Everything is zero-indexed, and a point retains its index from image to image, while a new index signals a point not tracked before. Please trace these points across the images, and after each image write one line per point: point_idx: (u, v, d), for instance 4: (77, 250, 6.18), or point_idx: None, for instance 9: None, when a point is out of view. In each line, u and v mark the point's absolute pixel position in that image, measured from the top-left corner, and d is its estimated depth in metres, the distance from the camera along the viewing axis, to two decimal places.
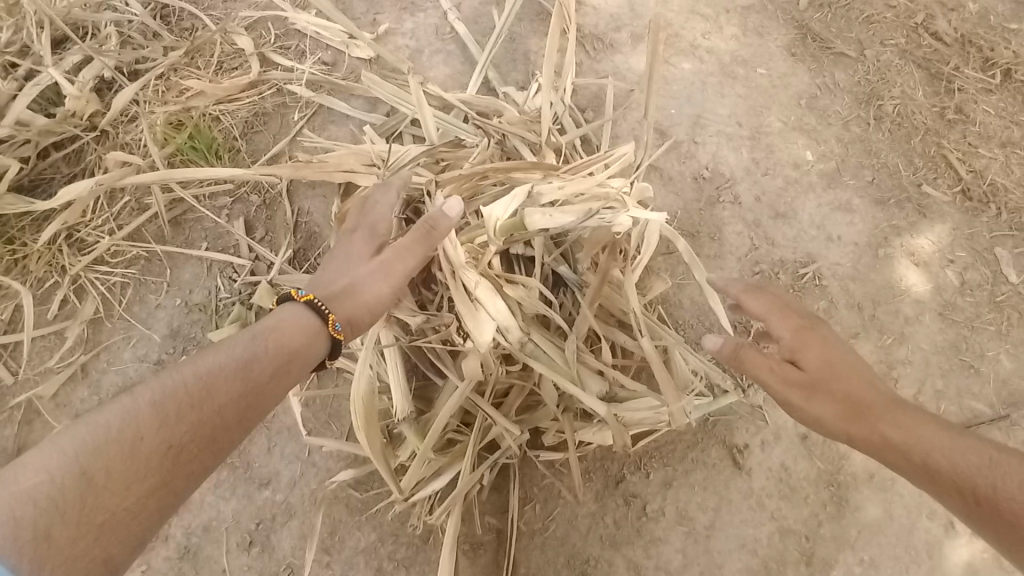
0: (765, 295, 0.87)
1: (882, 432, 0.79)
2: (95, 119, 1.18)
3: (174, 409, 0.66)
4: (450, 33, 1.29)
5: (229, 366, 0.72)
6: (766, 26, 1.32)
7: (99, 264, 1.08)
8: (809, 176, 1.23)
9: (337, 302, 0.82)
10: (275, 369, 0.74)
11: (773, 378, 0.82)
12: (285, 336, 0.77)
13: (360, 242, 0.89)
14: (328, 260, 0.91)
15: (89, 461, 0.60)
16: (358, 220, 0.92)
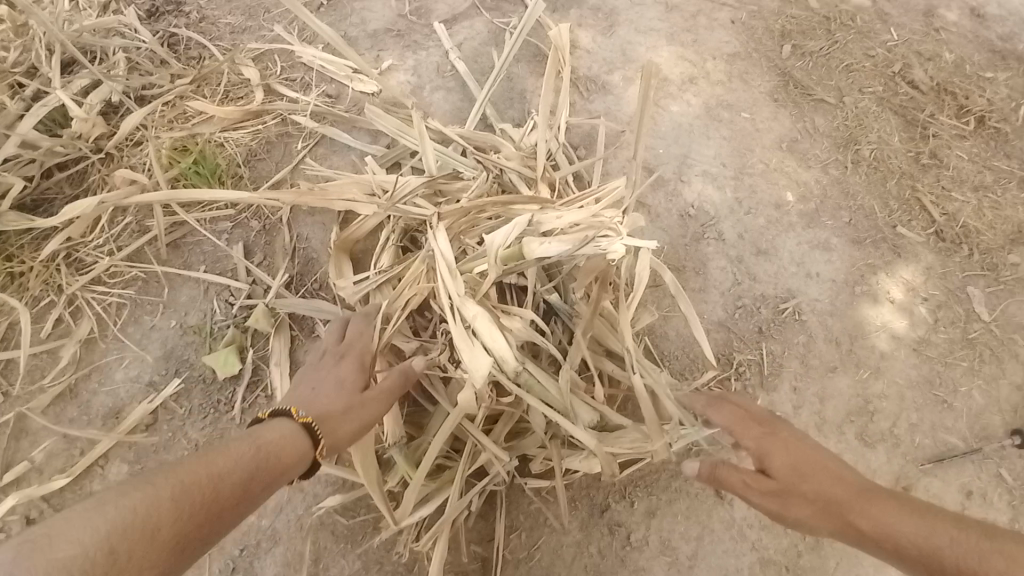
0: (730, 408, 0.95)
1: (853, 522, 0.80)
2: (100, 141, 1.22)
3: (181, 500, 0.63)
4: (450, 71, 1.35)
5: (227, 462, 0.71)
6: (750, 73, 1.41)
7: (96, 284, 1.09)
8: (789, 216, 1.29)
9: (331, 422, 0.84)
10: (268, 472, 0.74)
11: (749, 490, 0.87)
12: (274, 441, 0.78)
13: (335, 367, 0.93)
14: (309, 380, 0.92)
15: (117, 540, 0.56)
16: (345, 344, 0.96)
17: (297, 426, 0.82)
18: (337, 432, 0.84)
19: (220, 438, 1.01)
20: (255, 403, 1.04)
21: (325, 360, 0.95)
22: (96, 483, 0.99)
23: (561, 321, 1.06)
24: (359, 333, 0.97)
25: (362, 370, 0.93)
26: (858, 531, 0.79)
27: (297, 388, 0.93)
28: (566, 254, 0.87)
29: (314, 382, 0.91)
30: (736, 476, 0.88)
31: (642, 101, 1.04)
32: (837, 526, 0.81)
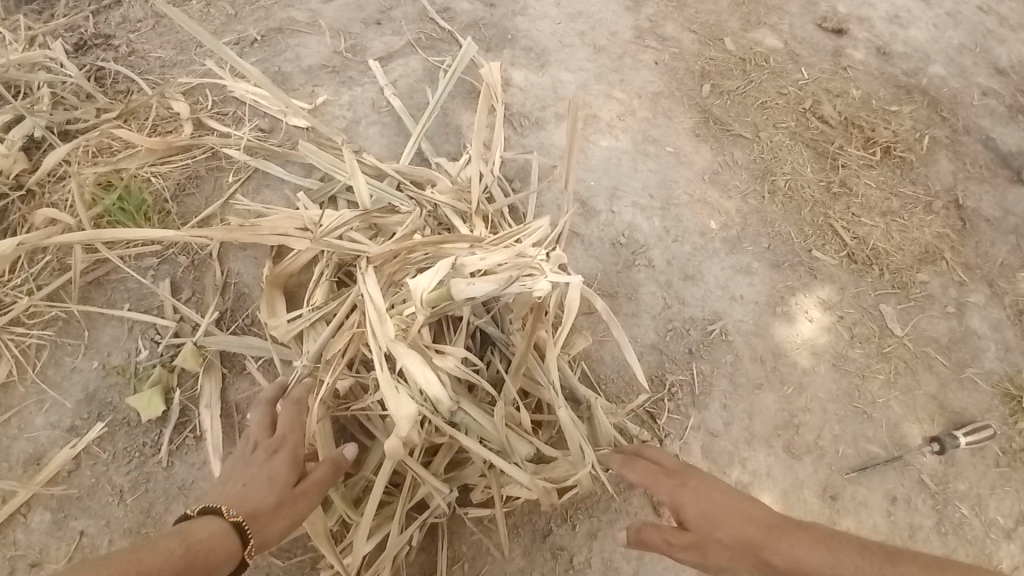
0: (641, 463, 0.97)
1: (767, 560, 0.81)
2: (21, 178, 1.17)
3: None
4: (386, 106, 1.37)
5: (159, 561, 0.65)
6: (673, 109, 1.50)
7: (14, 325, 1.04)
8: (713, 243, 1.37)
9: (262, 525, 0.80)
10: (197, 575, 0.69)
11: (669, 545, 0.89)
12: (198, 542, 0.72)
13: (263, 458, 0.88)
14: (237, 472, 0.87)
15: None
16: (278, 433, 0.92)
17: (226, 526, 0.77)
18: (266, 534, 0.81)
19: (148, 482, 0.97)
20: (183, 444, 1.00)
21: (255, 449, 0.90)
22: (18, 532, 0.94)
23: (499, 351, 1.08)
24: (293, 421, 0.93)
25: (295, 463, 0.89)
26: (772, 569, 0.80)
27: (222, 480, 0.88)
28: (494, 293, 0.90)
29: (242, 475, 0.86)
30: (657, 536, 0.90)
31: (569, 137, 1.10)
32: (753, 567, 0.82)
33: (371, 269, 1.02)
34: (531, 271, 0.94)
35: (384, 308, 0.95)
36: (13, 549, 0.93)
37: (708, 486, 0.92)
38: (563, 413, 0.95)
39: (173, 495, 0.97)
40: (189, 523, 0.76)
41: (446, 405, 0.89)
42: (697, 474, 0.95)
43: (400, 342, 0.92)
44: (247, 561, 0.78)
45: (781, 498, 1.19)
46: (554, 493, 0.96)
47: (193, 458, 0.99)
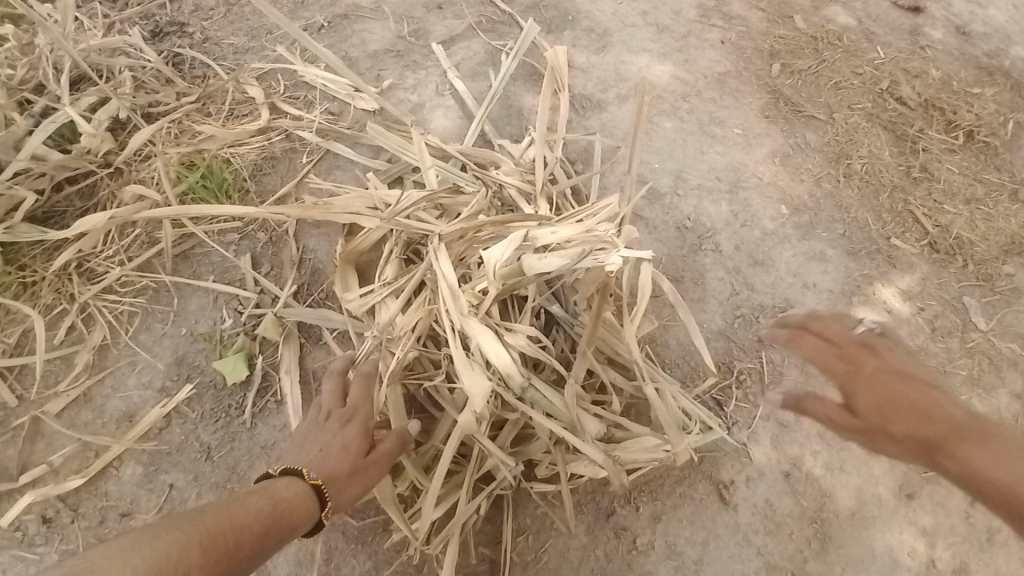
0: (808, 337, 0.89)
1: (938, 459, 0.78)
2: (109, 157, 1.21)
3: (207, 545, 0.65)
4: (449, 89, 1.35)
5: (244, 516, 0.73)
6: (742, 90, 1.44)
7: (108, 293, 1.10)
8: (784, 228, 1.31)
9: (336, 491, 0.85)
10: (276, 531, 0.76)
11: (832, 423, 0.86)
12: (281, 500, 0.80)
13: (335, 429, 0.92)
14: (312, 438, 0.91)
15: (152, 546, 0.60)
16: (350, 403, 0.95)
17: (305, 489, 0.84)
18: (342, 497, 0.86)
19: (233, 441, 1.02)
20: (265, 408, 1.05)
21: (330, 418, 0.94)
22: (111, 483, 1.00)
23: (563, 329, 1.07)
24: (363, 394, 0.97)
25: (367, 433, 0.92)
26: (944, 468, 0.78)
27: (297, 444, 0.92)
28: (567, 268, 0.89)
29: (318, 441, 0.90)
30: (821, 411, 0.86)
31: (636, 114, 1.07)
32: (923, 461, 0.80)
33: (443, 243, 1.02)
34: (604, 247, 0.91)
35: (456, 285, 0.96)
36: (106, 499, 1.00)
37: (886, 370, 0.84)
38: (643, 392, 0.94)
39: (256, 454, 1.02)
40: (277, 481, 0.84)
41: (517, 381, 0.90)
42: (879, 353, 0.86)
43: (472, 320, 0.94)
44: (323, 520, 0.84)
45: (856, 492, 1.12)
46: (624, 474, 0.96)
47: (273, 422, 1.04)
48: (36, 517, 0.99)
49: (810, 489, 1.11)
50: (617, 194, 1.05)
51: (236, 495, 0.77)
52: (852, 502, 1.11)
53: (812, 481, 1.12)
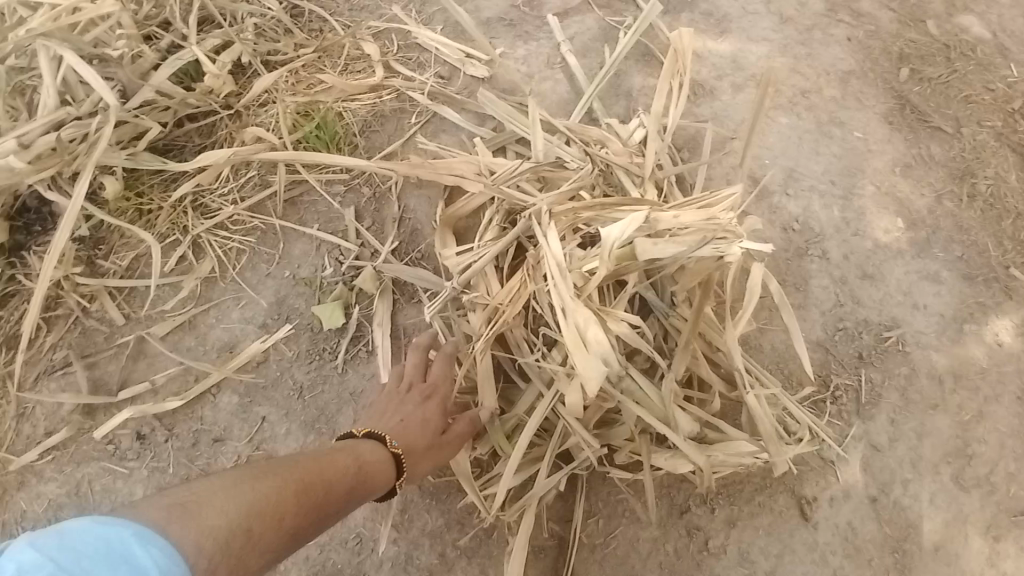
0: None
1: None
2: (230, 99, 1.23)
3: (299, 494, 0.70)
4: (560, 63, 1.31)
5: (333, 471, 0.78)
6: (866, 93, 1.33)
7: (219, 229, 1.15)
8: (898, 243, 1.22)
9: (414, 462, 0.90)
10: (358, 490, 0.80)
11: None
12: (366, 461, 0.84)
13: (416, 401, 0.95)
14: (394, 406, 0.95)
15: (252, 488, 0.66)
16: (432, 379, 0.98)
17: (387, 455, 0.87)
18: (417, 469, 0.90)
19: (324, 384, 1.07)
20: (357, 355, 1.08)
21: (411, 390, 0.97)
22: (207, 409, 1.06)
23: (655, 316, 1.04)
24: (445, 372, 0.99)
25: (445, 411, 0.95)
26: None
27: (379, 409, 0.95)
28: (683, 256, 0.87)
29: (400, 411, 0.94)
30: None
31: (755, 107, 1.07)
32: None
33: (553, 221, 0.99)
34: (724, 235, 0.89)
35: (564, 264, 0.93)
36: (202, 423, 1.06)
37: None
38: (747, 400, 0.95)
39: (344, 399, 1.06)
40: (357, 441, 0.88)
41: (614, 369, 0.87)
42: None
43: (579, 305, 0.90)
44: (397, 488, 0.88)
45: (941, 528, 1.06)
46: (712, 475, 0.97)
47: (362, 370, 1.07)
48: (132, 431, 1.05)
49: (895, 517, 1.06)
50: (740, 185, 0.98)
51: (328, 448, 0.82)
52: (937, 537, 1.06)
53: (897, 511, 1.07)
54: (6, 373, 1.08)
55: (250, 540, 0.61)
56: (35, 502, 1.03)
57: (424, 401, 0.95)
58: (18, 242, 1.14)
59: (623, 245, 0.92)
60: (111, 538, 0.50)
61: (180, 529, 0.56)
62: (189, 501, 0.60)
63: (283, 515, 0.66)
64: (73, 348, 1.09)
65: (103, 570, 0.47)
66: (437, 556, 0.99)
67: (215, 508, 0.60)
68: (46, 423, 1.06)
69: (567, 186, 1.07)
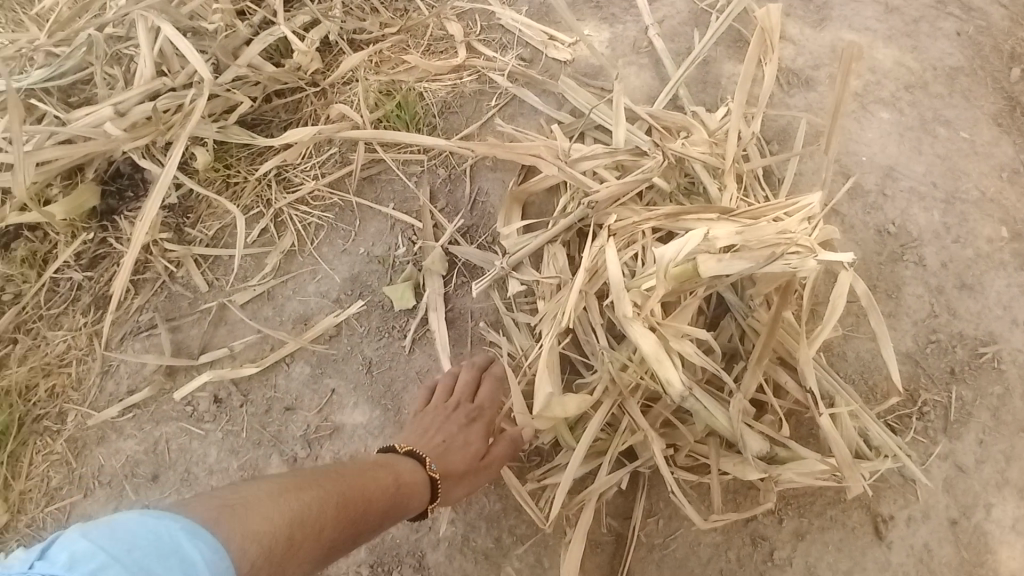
0: None
1: None
2: (316, 76, 1.25)
3: (340, 507, 0.73)
4: (646, 47, 1.27)
5: (373, 488, 0.80)
6: (975, 90, 1.24)
7: (301, 204, 1.17)
8: (1001, 253, 1.14)
9: (448, 486, 0.92)
10: (393, 509, 0.82)
11: None
12: (404, 481, 0.86)
13: (458, 422, 0.97)
14: (438, 425, 0.97)
15: (297, 497, 0.69)
16: (480, 400, 1.00)
17: (424, 478, 0.90)
18: (450, 494, 0.92)
19: (392, 360, 1.09)
20: (424, 336, 1.09)
21: (457, 409, 0.98)
22: (281, 377, 1.10)
23: (734, 317, 1.00)
24: (493, 394, 1.01)
25: (487, 435, 0.97)
26: None
27: (424, 426, 0.98)
28: (750, 271, 0.83)
29: (444, 431, 0.96)
30: None
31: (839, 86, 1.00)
32: None
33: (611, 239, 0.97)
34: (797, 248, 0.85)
35: (621, 285, 0.88)
36: (275, 391, 1.09)
37: None
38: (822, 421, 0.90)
39: (410, 377, 1.08)
40: (399, 458, 0.90)
41: (676, 389, 0.85)
42: None
43: (635, 322, 0.88)
44: (429, 512, 0.90)
45: None
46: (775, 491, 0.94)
47: (429, 350, 1.09)
48: (210, 395, 1.10)
49: (976, 544, 1.00)
50: (818, 193, 0.94)
51: (370, 463, 0.85)
52: (1020, 567, 0.99)
53: (980, 536, 1.00)
54: (94, 332, 1.14)
55: (292, 547, 0.64)
56: (115, 457, 1.09)
57: (466, 422, 0.97)
58: (110, 207, 1.19)
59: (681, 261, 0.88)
60: (163, 530, 0.54)
61: (229, 531, 0.59)
62: (239, 504, 0.63)
63: (324, 526, 0.69)
64: (158, 310, 1.14)
65: (154, 562, 0.51)
66: (494, 541, 0.99)
67: (260, 513, 0.63)
68: (128, 382, 1.12)
69: (634, 177, 1.04)
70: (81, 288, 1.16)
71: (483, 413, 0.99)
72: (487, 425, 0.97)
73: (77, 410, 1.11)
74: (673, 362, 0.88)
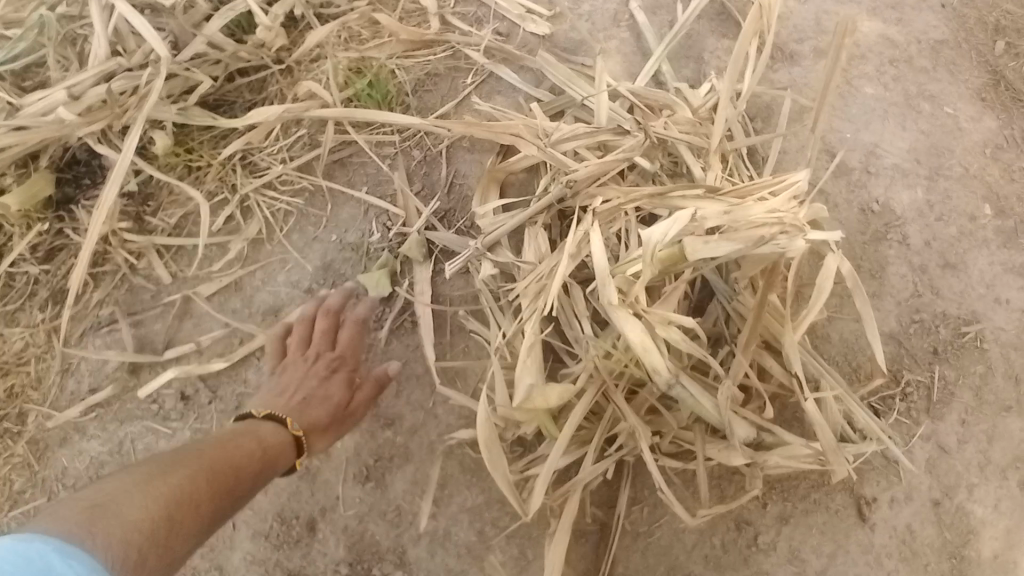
0: None
1: None
2: (282, 53, 1.18)
3: (210, 480, 0.74)
4: (627, 20, 1.22)
5: (240, 455, 0.81)
6: (959, 64, 1.22)
7: (269, 189, 1.12)
8: (984, 231, 1.13)
9: (314, 438, 0.93)
10: (265, 469, 0.84)
11: None
12: (270, 443, 0.87)
13: (317, 376, 0.96)
14: (298, 382, 0.96)
15: (160, 482, 0.69)
16: (339, 351, 0.99)
17: (288, 437, 0.90)
18: (319, 445, 0.94)
19: (368, 351, 1.05)
20: (401, 326, 1.05)
21: (316, 362, 0.98)
22: (251, 371, 1.06)
23: (718, 300, 0.96)
24: (353, 341, 1.01)
25: (349, 384, 0.98)
26: None
27: (284, 383, 0.97)
28: (738, 252, 0.80)
29: (303, 386, 0.95)
30: None
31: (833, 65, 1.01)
32: None
33: (596, 221, 0.92)
34: (785, 228, 0.82)
35: (606, 271, 0.85)
36: (246, 386, 1.05)
37: None
38: (809, 408, 0.88)
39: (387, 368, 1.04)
40: (257, 423, 0.90)
41: (662, 376, 0.83)
42: None
43: (621, 309, 0.85)
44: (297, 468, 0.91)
45: (1005, 536, 1.00)
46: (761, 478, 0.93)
47: (407, 341, 1.05)
48: (176, 391, 1.06)
49: (958, 523, 1.00)
50: (807, 169, 0.91)
51: (230, 434, 0.85)
52: (998, 545, 1.00)
53: (960, 515, 1.00)
54: (53, 328, 1.09)
55: (170, 527, 0.64)
56: (79, 459, 1.05)
57: (324, 373, 0.97)
58: (67, 195, 1.13)
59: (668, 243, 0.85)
60: (32, 553, 0.51)
61: (98, 534, 0.58)
62: (100, 505, 0.62)
63: (196, 502, 0.70)
64: (120, 304, 1.09)
65: None
66: (476, 534, 0.97)
67: (125, 507, 0.63)
68: (89, 380, 1.07)
69: (618, 155, 1.00)
70: (37, 282, 1.11)
71: (343, 362, 0.99)
72: (347, 371, 0.98)
73: (37, 410, 1.06)
74: (659, 349, 0.85)
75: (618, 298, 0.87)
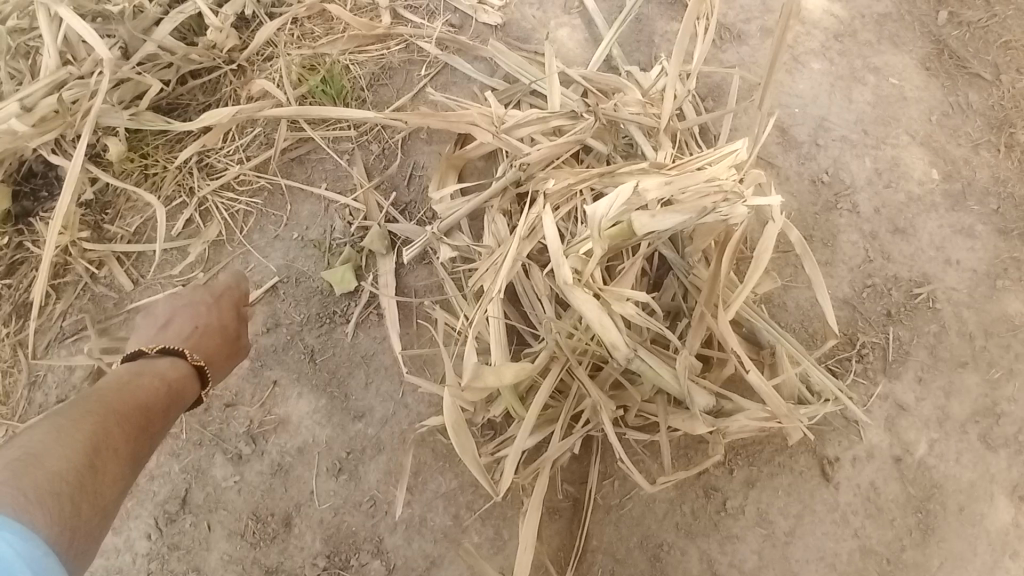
0: None
1: None
2: (234, 54, 1.18)
3: (123, 424, 0.74)
4: (578, 7, 1.24)
5: (148, 394, 0.82)
6: (902, 36, 1.25)
7: (226, 190, 1.12)
8: (932, 196, 1.16)
9: (214, 367, 0.95)
10: (173, 403, 0.86)
11: None
12: (171, 377, 0.88)
13: (203, 313, 0.98)
14: (185, 317, 0.96)
15: (75, 430, 0.69)
16: (218, 293, 1.01)
17: (188, 368, 0.92)
18: (217, 375, 0.97)
19: (334, 346, 1.05)
20: (367, 318, 1.06)
21: (195, 296, 1.00)
22: None
23: (675, 275, 0.98)
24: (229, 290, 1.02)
25: (237, 314, 1.01)
26: None
27: (167, 323, 0.96)
28: (682, 223, 0.82)
29: (192, 317, 0.96)
30: None
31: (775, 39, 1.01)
32: None
33: (547, 204, 0.95)
34: (726, 197, 0.85)
35: (561, 251, 0.87)
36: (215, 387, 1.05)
37: None
38: (764, 376, 0.90)
39: (355, 361, 1.05)
40: (154, 359, 0.90)
41: (621, 351, 0.85)
42: None
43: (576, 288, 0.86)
44: (202, 398, 0.94)
45: (966, 488, 1.03)
46: (725, 442, 0.96)
47: (374, 334, 1.06)
48: None
49: (919, 477, 1.03)
50: (747, 138, 0.92)
51: (128, 374, 0.84)
52: (961, 496, 1.03)
53: (922, 471, 1.04)
54: (17, 342, 1.08)
55: (97, 474, 0.66)
56: None
57: (210, 310, 0.98)
58: (24, 209, 1.13)
59: (615, 220, 0.87)
60: None
61: (29, 491, 0.59)
62: (18, 464, 0.61)
63: (118, 446, 0.71)
64: (84, 314, 1.09)
65: None
66: (452, 518, 0.99)
67: (48, 463, 0.63)
68: (57, 391, 1.07)
69: (569, 137, 1.02)
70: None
71: (224, 298, 1.01)
72: (229, 308, 1.00)
73: (7, 425, 1.05)
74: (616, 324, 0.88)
75: (573, 278, 0.89)
